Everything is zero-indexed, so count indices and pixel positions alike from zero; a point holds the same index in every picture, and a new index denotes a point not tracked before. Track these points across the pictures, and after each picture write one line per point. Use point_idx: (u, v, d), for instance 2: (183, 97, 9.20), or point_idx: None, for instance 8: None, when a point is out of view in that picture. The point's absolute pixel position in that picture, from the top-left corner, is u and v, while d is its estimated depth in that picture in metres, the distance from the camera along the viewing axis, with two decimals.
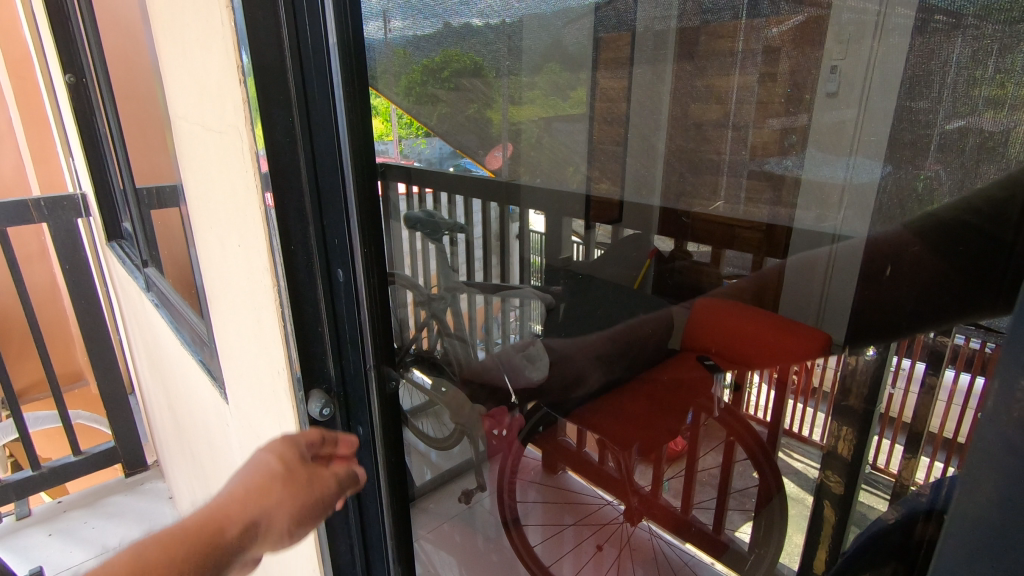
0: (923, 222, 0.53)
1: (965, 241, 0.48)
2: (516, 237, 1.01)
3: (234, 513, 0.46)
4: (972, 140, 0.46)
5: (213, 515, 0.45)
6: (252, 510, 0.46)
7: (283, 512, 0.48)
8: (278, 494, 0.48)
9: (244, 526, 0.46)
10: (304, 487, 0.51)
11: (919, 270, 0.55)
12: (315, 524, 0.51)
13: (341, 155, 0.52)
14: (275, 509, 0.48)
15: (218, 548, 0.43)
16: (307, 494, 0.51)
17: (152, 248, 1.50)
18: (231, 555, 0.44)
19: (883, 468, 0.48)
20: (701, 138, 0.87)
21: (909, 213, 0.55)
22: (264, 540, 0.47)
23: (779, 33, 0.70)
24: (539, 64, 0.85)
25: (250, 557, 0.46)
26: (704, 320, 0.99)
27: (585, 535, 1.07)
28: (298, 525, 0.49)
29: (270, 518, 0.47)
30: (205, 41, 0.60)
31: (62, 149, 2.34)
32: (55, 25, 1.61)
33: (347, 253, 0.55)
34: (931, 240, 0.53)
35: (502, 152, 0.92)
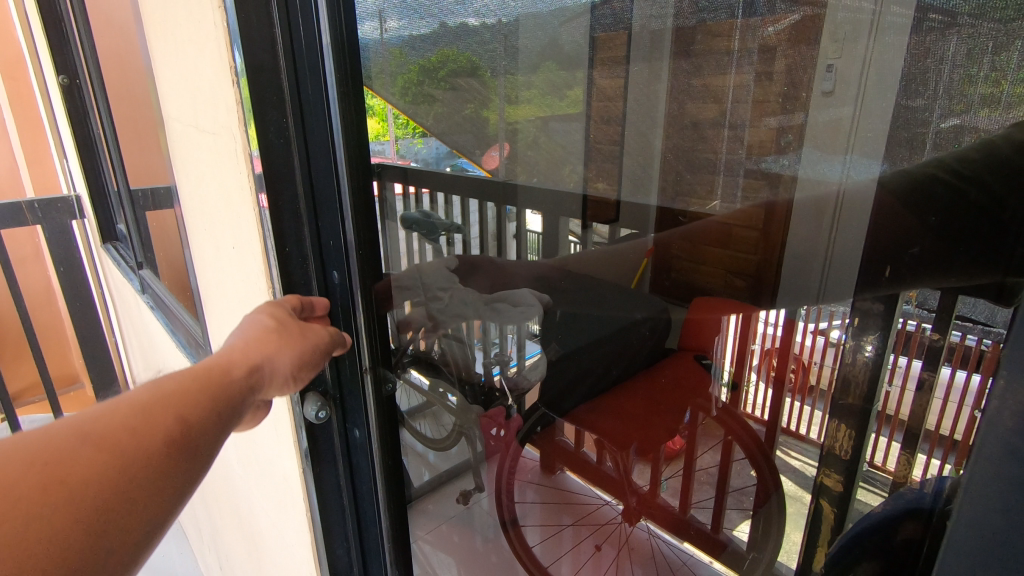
0: (925, 210, 0.47)
1: (964, 227, 0.41)
2: (514, 237, 1.03)
3: (238, 358, 0.43)
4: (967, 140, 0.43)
5: (214, 361, 0.42)
6: (257, 355, 0.43)
7: (287, 357, 0.45)
8: (279, 342, 0.45)
9: (252, 368, 0.43)
10: (301, 336, 0.47)
11: (912, 267, 0.46)
12: (316, 368, 0.50)
13: (335, 158, 0.52)
14: (279, 354, 0.45)
15: (231, 390, 0.41)
16: (310, 343, 0.48)
17: (146, 250, 1.53)
18: (246, 396, 0.42)
19: (880, 465, 0.48)
20: (696, 138, 0.93)
21: (908, 210, 0.48)
22: (272, 383, 0.45)
23: (774, 32, 0.71)
24: (536, 63, 0.86)
25: (259, 400, 0.44)
26: (699, 317, 0.99)
27: (584, 536, 1.06)
28: (304, 370, 0.48)
29: (276, 363, 0.45)
30: (197, 44, 0.60)
31: (56, 149, 2.32)
32: (48, 25, 1.60)
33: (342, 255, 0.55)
34: (935, 234, 0.45)
35: (499, 152, 0.92)
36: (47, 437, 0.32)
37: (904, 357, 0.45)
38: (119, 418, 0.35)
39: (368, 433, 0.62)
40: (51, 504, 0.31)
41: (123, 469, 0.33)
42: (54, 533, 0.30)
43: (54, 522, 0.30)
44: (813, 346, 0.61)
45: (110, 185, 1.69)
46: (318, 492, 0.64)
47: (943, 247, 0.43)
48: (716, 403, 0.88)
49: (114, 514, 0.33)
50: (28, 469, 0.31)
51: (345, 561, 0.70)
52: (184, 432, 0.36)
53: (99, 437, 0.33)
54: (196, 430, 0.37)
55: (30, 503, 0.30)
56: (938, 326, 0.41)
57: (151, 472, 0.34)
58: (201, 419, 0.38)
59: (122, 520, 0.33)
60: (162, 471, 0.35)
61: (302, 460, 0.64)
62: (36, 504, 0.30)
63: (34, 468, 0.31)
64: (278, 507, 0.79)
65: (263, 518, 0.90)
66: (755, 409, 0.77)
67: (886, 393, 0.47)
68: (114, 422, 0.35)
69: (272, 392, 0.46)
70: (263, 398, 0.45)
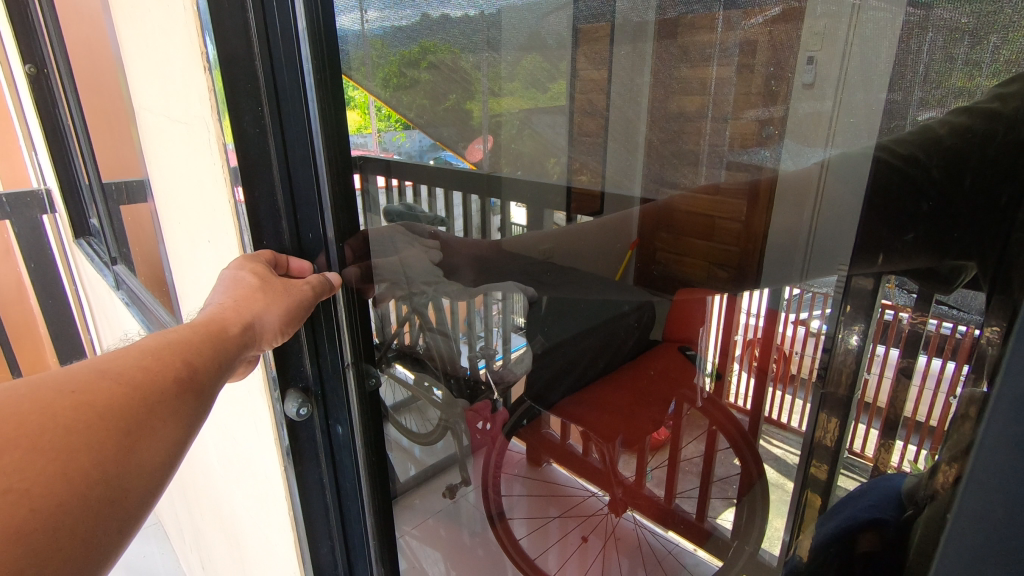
0: (914, 202, 0.44)
1: (966, 215, 0.38)
2: (498, 230, 1.01)
3: (229, 316, 0.48)
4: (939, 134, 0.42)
5: (208, 317, 0.47)
6: (247, 313, 0.48)
7: (276, 313, 0.50)
8: (267, 300, 0.49)
9: (245, 326, 0.48)
10: (285, 292, 0.51)
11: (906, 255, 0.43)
12: (302, 322, 0.54)
13: (314, 150, 0.51)
14: (266, 312, 0.49)
15: (228, 343, 0.46)
16: (292, 298, 0.51)
17: (120, 245, 1.50)
18: (240, 347, 0.48)
19: (859, 453, 0.48)
20: (678, 131, 0.83)
21: (903, 205, 0.46)
22: (260, 337, 0.50)
23: (760, 23, 0.65)
24: (518, 56, 0.82)
25: (250, 351, 0.50)
26: (683, 308, 0.95)
27: (570, 528, 1.13)
28: (292, 323, 0.52)
29: (264, 321, 0.49)
30: (167, 33, 0.58)
31: (24, 141, 2.25)
32: (13, 13, 1.56)
33: (321, 247, 0.56)
34: (931, 217, 0.42)
35: (482, 145, 0.91)
36: (79, 370, 0.38)
37: (882, 345, 0.46)
38: (136, 357, 0.41)
39: (353, 430, 0.63)
40: (93, 414, 0.36)
41: (146, 393, 0.39)
42: (96, 434, 0.35)
43: (93, 428, 0.35)
44: (796, 337, 0.61)
45: (82, 177, 1.65)
46: (301, 488, 0.65)
47: (938, 245, 0.40)
48: (701, 393, 0.87)
49: (142, 425, 0.38)
50: (66, 390, 0.36)
51: (329, 559, 0.71)
52: (189, 371, 0.43)
53: (119, 374, 0.39)
54: (200, 371, 0.44)
55: (71, 412, 0.35)
56: (919, 307, 0.41)
57: (172, 398, 0.40)
58: (203, 361, 0.44)
59: (147, 431, 0.38)
60: (177, 399, 0.41)
61: (283, 456, 0.64)
62: (77, 414, 0.35)
63: (72, 389, 0.36)
64: (259, 505, 0.79)
65: (244, 517, 0.90)
66: (739, 399, 0.76)
67: (864, 380, 0.48)
68: (131, 361, 0.40)
69: (260, 346, 0.51)
70: (253, 353, 0.51)
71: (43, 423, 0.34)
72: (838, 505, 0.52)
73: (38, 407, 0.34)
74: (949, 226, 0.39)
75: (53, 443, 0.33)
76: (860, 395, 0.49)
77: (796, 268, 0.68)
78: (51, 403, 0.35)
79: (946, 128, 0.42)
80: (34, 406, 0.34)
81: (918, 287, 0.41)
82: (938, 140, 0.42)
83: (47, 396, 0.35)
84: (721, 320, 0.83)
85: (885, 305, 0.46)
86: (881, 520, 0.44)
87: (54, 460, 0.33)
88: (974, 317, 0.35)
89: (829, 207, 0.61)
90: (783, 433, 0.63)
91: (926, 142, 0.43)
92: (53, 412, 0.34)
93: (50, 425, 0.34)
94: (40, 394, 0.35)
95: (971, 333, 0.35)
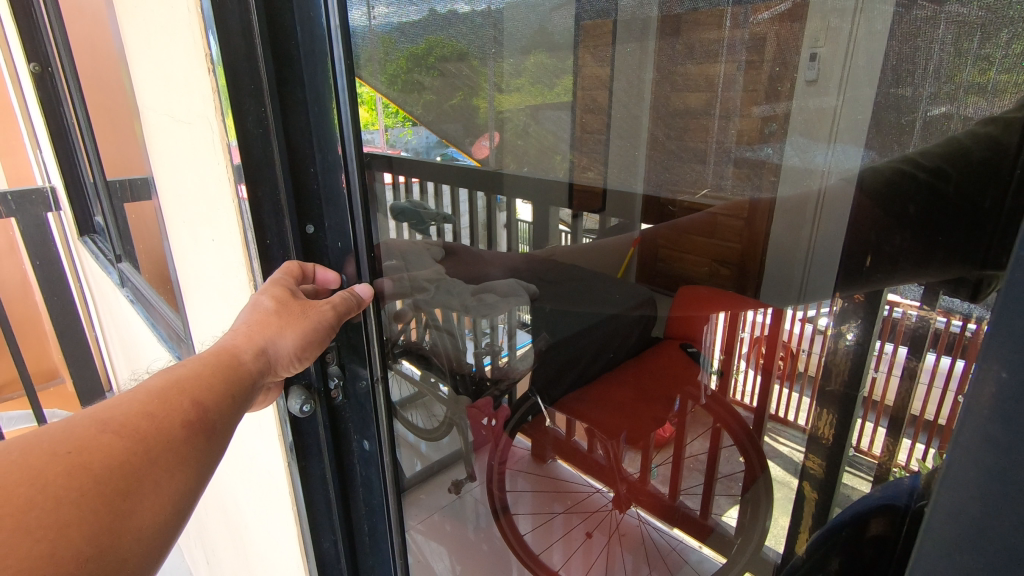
0: (901, 204, 0.49)
1: (949, 220, 0.42)
2: (503, 227, 1.00)
3: (243, 343, 0.49)
4: (954, 129, 0.43)
5: (224, 345, 0.48)
6: (259, 339, 0.49)
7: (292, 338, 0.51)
8: (282, 323, 0.50)
9: (258, 351, 0.49)
10: (302, 317, 0.51)
11: (891, 256, 0.47)
12: (321, 347, 0.55)
13: (342, 145, 0.52)
14: (279, 337, 0.50)
15: (241, 371, 0.47)
16: (310, 322, 0.52)
17: (125, 243, 1.51)
18: (254, 374, 0.48)
19: (865, 450, 0.49)
20: (682, 128, 0.87)
21: (896, 204, 0.51)
22: (275, 364, 0.51)
23: (767, 19, 0.65)
24: (523, 58, 0.82)
25: (265, 377, 0.50)
26: (686, 307, 0.96)
27: (575, 523, 1.09)
28: (306, 351, 0.53)
29: (278, 346, 0.50)
30: (170, 31, 0.59)
31: (29, 139, 2.27)
32: (17, 12, 1.56)
33: (349, 255, 0.57)
34: (915, 223, 0.47)
35: (488, 142, 0.89)
36: (79, 424, 0.37)
37: (891, 343, 0.46)
38: (142, 401, 0.40)
39: (371, 428, 0.63)
40: (88, 479, 0.35)
41: (149, 444, 0.38)
42: (89, 502, 0.34)
43: (86, 494, 0.34)
44: (803, 334, 0.60)
45: (87, 176, 1.66)
46: (303, 484, 0.66)
47: (925, 247, 0.44)
48: (705, 391, 0.87)
49: (145, 480, 0.37)
50: (62, 451, 0.35)
51: (331, 554, 0.72)
52: (200, 410, 0.42)
53: (119, 424, 0.38)
54: (211, 408, 0.43)
55: (64, 476, 0.34)
56: (927, 300, 0.41)
57: (179, 444, 0.40)
58: (215, 398, 0.44)
59: (148, 485, 0.37)
60: (186, 444, 0.40)
61: (288, 451, 0.65)
62: (70, 480, 0.34)
63: (67, 450, 0.35)
64: (263, 500, 0.80)
65: (247, 511, 0.91)
66: (743, 396, 0.75)
67: (872, 378, 0.47)
68: (136, 407, 0.40)
69: (276, 372, 0.52)
70: (270, 379, 0.52)
71: (32, 494, 0.32)
72: (845, 511, 0.51)
73: (26, 479, 0.33)
74: (940, 227, 0.42)
75: (40, 519, 0.32)
76: (864, 390, 0.49)
77: (797, 274, 0.71)
78: (43, 469, 0.34)
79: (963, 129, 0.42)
80: (22, 477, 0.33)
81: (924, 289, 0.42)
82: (940, 146, 0.44)
83: (38, 463, 0.34)
84: (721, 314, 0.87)
85: (892, 300, 0.45)
86: (885, 506, 0.43)
87: (42, 539, 0.31)
88: (978, 309, 0.34)
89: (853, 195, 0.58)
90: (785, 429, 0.65)
91: (930, 146, 0.45)
92: (42, 480, 0.33)
93: (40, 496, 0.32)
94: (32, 458, 0.34)
95: (985, 329, 0.32)
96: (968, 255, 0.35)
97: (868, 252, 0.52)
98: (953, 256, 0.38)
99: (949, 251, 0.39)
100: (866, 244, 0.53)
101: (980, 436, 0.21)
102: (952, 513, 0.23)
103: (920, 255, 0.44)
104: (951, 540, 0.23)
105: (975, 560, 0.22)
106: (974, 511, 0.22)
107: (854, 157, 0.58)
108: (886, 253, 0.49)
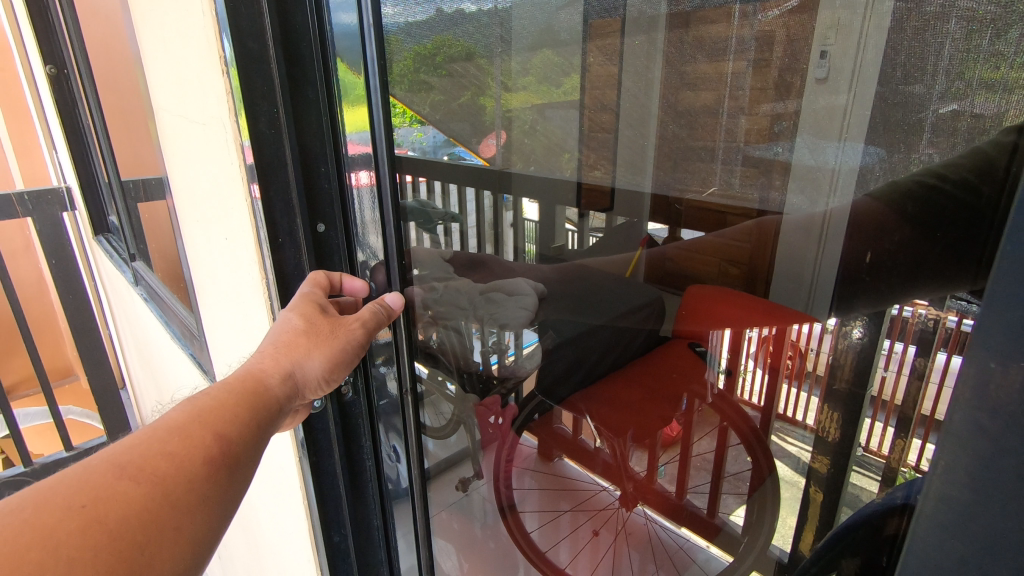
0: (905, 202, 0.53)
1: (949, 216, 0.44)
2: (511, 227, 0.91)
3: (271, 368, 0.50)
4: (965, 125, 0.43)
5: (251, 371, 0.50)
6: (286, 364, 0.51)
7: (321, 359, 0.53)
8: (310, 346, 0.53)
9: (284, 376, 0.51)
10: (331, 338, 0.54)
11: (890, 253, 0.56)
12: (348, 368, 0.57)
13: (376, 146, 0.53)
14: (307, 359, 0.52)
15: (266, 398, 0.48)
16: (338, 344, 0.54)
17: (139, 241, 1.53)
18: (281, 400, 0.50)
19: (875, 451, 0.48)
20: (692, 125, 0.84)
21: (899, 203, 0.54)
22: (303, 388, 0.53)
23: (778, 16, 0.64)
24: (529, 56, 0.75)
25: (292, 401, 0.52)
26: (696, 305, 0.98)
27: (581, 521, 1.07)
28: (334, 372, 0.55)
29: (305, 368, 0.52)
30: (183, 34, 0.60)
31: (44, 140, 2.30)
32: (32, 14, 1.60)
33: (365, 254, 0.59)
34: (919, 218, 0.51)
35: (495, 141, 0.80)
36: (96, 471, 0.38)
37: (900, 341, 0.48)
38: (161, 441, 0.42)
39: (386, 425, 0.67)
40: (102, 534, 0.36)
41: (167, 488, 0.39)
42: (104, 558, 0.35)
43: (101, 550, 0.35)
44: (812, 333, 0.66)
45: (101, 176, 1.69)
46: (314, 478, 0.67)
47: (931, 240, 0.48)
48: (712, 389, 0.89)
49: (164, 528, 0.38)
50: (77, 506, 0.36)
51: (342, 548, 0.74)
52: (223, 445, 0.43)
53: (136, 469, 0.39)
54: (231, 441, 0.44)
55: (81, 532, 0.35)
56: (935, 303, 0.41)
57: (200, 484, 0.41)
58: (235, 432, 0.45)
59: (167, 531, 0.38)
60: (207, 481, 0.41)
61: (299, 448, 0.66)
62: (85, 536, 0.35)
63: (82, 503, 0.36)
64: (280, 492, 0.83)
65: (264, 504, 0.95)
66: (749, 395, 0.78)
67: (881, 376, 0.49)
68: (156, 447, 0.41)
69: (303, 395, 0.53)
70: (297, 402, 0.53)
71: (48, 554, 0.34)
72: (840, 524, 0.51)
73: (37, 540, 0.34)
74: (942, 223, 0.46)
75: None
76: (872, 390, 0.50)
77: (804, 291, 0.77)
78: (57, 528, 0.35)
79: (975, 123, 0.42)
80: (35, 537, 0.34)
81: (931, 301, 0.42)
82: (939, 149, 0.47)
83: (54, 521, 0.35)
84: (733, 313, 0.89)
85: (910, 303, 0.46)
86: (896, 506, 0.41)
87: None
88: (970, 309, 0.34)
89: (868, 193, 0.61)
90: (793, 428, 0.66)
91: (942, 143, 0.46)
92: (57, 537, 0.34)
93: (56, 557, 0.34)
94: (47, 516, 0.35)
95: (966, 327, 0.34)
96: (965, 251, 0.38)
97: (895, 248, 0.56)
98: (950, 253, 0.41)
99: (949, 247, 0.42)
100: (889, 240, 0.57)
101: (967, 423, 0.23)
102: (943, 499, 0.25)
103: (926, 252, 0.47)
104: (943, 522, 0.26)
105: (959, 541, 0.25)
106: (964, 497, 0.25)
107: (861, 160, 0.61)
108: (910, 250, 0.52)
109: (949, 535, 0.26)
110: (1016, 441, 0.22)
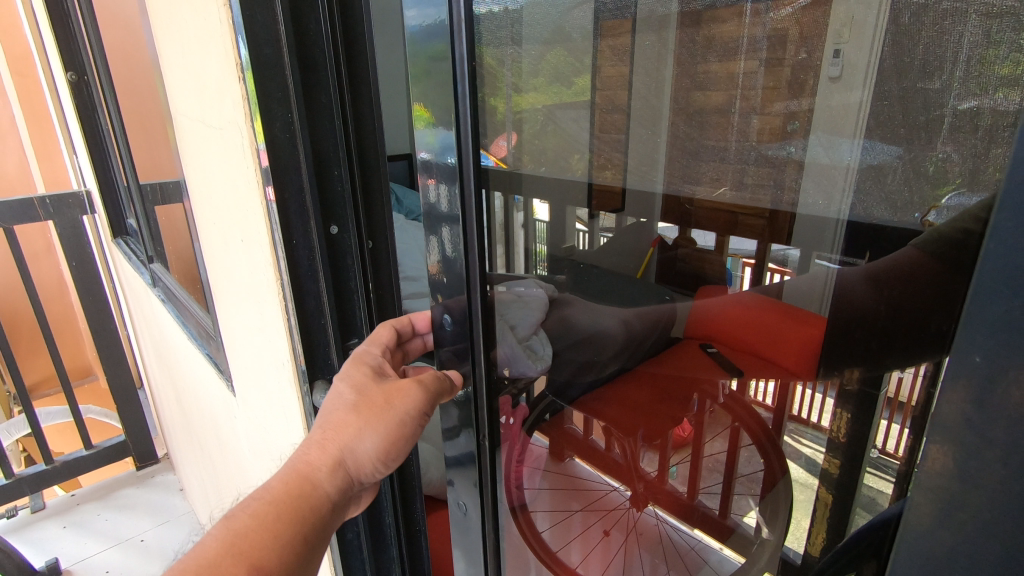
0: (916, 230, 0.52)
1: (944, 246, 0.43)
2: (521, 227, 0.76)
3: (320, 459, 0.56)
4: (985, 120, 0.43)
5: (300, 470, 0.56)
6: (334, 453, 0.56)
7: (375, 439, 0.57)
8: (360, 425, 0.57)
9: (333, 466, 0.56)
10: (382, 412, 0.57)
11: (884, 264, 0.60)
12: (406, 445, 0.60)
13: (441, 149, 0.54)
14: (355, 447, 0.57)
15: (306, 507, 0.55)
16: (394, 415, 0.58)
17: (155, 244, 1.56)
18: (329, 494, 0.56)
19: (893, 452, 0.46)
20: (703, 123, 0.87)
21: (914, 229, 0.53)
22: (358, 469, 0.58)
23: (790, 14, 0.68)
24: (541, 51, 0.71)
25: (346, 488, 0.58)
26: (729, 312, 0.94)
27: (592, 522, 1.06)
28: (388, 455, 0.59)
29: (354, 455, 0.57)
30: (198, 43, 0.63)
31: (65, 145, 2.36)
32: (54, 22, 1.64)
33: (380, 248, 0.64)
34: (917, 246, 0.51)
35: (506, 142, 0.68)
36: None
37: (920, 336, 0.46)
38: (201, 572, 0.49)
39: None
40: None
41: None
42: None
43: None
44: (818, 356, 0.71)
45: (120, 180, 1.73)
46: None
47: (927, 276, 0.47)
48: (722, 389, 0.88)
49: None
50: None
51: (354, 543, 0.75)
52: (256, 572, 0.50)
53: None
54: (265, 565, 0.51)
55: None
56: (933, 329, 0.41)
57: None
58: (270, 558, 0.51)
59: None
60: None
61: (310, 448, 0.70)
62: None
63: None
64: None
65: None
66: (762, 396, 0.79)
67: (900, 376, 0.49)
68: None
69: (360, 476, 0.59)
70: (361, 478, 0.59)
71: None
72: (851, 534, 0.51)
73: None
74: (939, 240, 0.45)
75: None
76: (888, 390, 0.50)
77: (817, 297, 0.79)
78: None
79: (995, 111, 0.42)
80: None
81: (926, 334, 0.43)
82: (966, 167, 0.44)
83: None
84: (774, 319, 0.85)
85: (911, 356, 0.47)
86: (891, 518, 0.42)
87: None
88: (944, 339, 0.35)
89: (892, 186, 0.59)
90: (803, 431, 0.67)
91: (956, 140, 0.46)
92: None
93: None
94: None
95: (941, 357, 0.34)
96: (952, 288, 0.38)
97: (898, 271, 0.56)
98: (946, 282, 0.41)
99: (944, 272, 0.42)
100: (893, 268, 0.57)
101: (959, 417, 0.26)
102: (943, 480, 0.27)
103: (924, 290, 0.47)
104: (945, 491, 0.27)
105: (952, 532, 0.27)
106: (960, 482, 0.26)
107: (890, 153, 0.58)
108: (911, 273, 0.52)
109: (948, 513, 0.27)
110: (1001, 432, 0.24)
